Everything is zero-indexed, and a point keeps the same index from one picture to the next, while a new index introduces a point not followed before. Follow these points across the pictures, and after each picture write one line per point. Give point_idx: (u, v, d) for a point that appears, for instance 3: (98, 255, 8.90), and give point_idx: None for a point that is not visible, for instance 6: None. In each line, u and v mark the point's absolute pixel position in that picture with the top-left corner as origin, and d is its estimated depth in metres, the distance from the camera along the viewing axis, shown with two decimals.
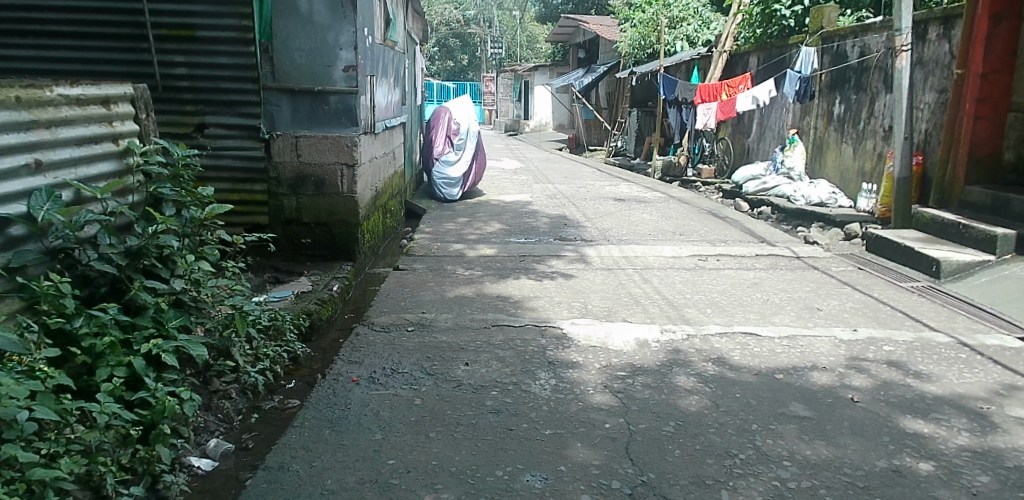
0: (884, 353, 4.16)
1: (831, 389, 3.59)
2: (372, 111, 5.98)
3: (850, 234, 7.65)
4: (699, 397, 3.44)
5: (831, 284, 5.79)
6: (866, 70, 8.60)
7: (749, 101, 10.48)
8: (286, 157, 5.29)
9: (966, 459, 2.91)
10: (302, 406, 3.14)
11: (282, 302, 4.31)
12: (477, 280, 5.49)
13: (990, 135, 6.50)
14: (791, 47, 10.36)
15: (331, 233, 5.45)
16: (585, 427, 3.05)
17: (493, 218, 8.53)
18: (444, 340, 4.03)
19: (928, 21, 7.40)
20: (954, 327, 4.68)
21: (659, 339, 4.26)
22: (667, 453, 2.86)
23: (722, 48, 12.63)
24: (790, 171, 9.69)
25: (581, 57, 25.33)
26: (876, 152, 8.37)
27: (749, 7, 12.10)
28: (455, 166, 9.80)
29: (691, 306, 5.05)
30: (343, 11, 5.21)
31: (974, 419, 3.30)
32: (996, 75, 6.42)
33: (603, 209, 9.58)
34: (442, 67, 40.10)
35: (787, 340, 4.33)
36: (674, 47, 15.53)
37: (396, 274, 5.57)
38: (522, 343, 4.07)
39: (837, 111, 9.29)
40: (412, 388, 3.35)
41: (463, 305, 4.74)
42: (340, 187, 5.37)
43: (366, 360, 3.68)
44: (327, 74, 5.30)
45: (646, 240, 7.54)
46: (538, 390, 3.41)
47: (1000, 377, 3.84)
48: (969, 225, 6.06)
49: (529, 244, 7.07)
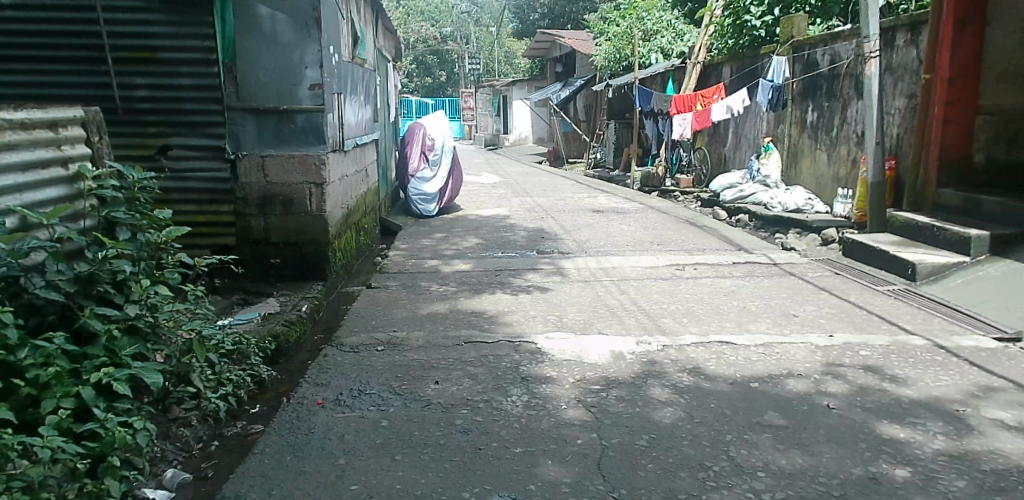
0: (860, 358, 4.16)
1: (806, 396, 3.58)
2: (340, 129, 5.93)
3: (827, 240, 7.69)
4: (674, 409, 3.41)
5: (807, 290, 5.81)
6: (836, 78, 8.71)
7: (723, 111, 10.54)
8: (253, 178, 5.23)
9: (943, 464, 2.90)
10: (265, 431, 3.07)
11: (248, 325, 4.23)
12: (451, 296, 5.43)
13: (959, 137, 6.62)
14: (762, 56, 10.45)
15: (301, 252, 5.37)
16: (557, 443, 3.01)
17: (469, 233, 8.48)
18: (415, 358, 3.97)
19: (895, 28, 7.52)
20: (929, 330, 4.70)
21: (634, 351, 4.23)
22: (640, 467, 2.82)
23: (696, 59, 12.74)
24: (766, 178, 9.77)
25: (559, 71, 25.46)
26: (850, 158, 8.46)
27: (721, 19, 12.32)
28: (431, 182, 9.76)
29: (667, 316, 5.02)
30: (307, 30, 5.19)
31: (951, 422, 3.30)
32: (959, 80, 6.52)
33: (581, 221, 9.57)
34: (420, 83, 40.13)
35: (762, 348, 4.32)
36: (648, 59, 15.62)
37: (369, 292, 5.50)
38: (495, 359, 4.02)
39: (809, 119, 9.39)
40: (380, 409, 3.29)
41: (437, 322, 4.68)
42: (309, 206, 5.31)
43: (333, 381, 3.61)
44: (293, 92, 5.24)
45: (622, 251, 7.53)
46: (510, 407, 3.37)
47: (976, 378, 3.86)
48: (943, 227, 6.11)
49: (505, 258, 7.03)
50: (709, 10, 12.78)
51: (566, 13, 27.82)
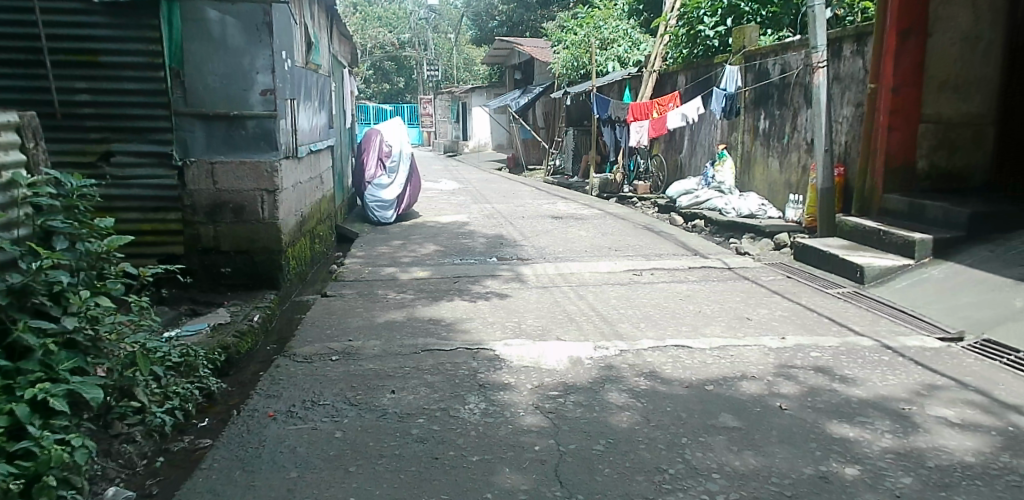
0: (811, 359, 4.25)
1: (759, 398, 3.64)
2: (294, 136, 5.84)
3: (779, 244, 7.86)
4: (631, 413, 3.42)
5: (760, 293, 5.92)
6: (787, 86, 8.93)
7: (678, 119, 10.69)
8: (202, 184, 5.10)
9: (890, 461, 2.98)
10: (213, 446, 2.99)
11: (196, 337, 4.11)
12: (409, 304, 5.38)
13: (904, 144, 6.76)
14: (715, 66, 10.65)
15: (252, 261, 5.26)
16: (514, 451, 2.99)
17: (428, 240, 8.42)
18: (370, 367, 3.92)
19: (842, 39, 7.75)
20: (877, 331, 4.83)
21: (592, 356, 4.24)
22: (597, 472, 2.82)
23: (652, 68, 12.89)
24: (720, 185, 9.95)
25: (517, 78, 25.58)
26: (800, 165, 8.67)
27: (675, 29, 12.57)
28: (388, 189, 9.65)
29: (624, 321, 5.06)
30: (258, 35, 5.10)
31: (897, 420, 3.39)
32: (906, 89, 6.68)
33: (540, 227, 9.59)
34: (378, 89, 39.84)
35: (717, 351, 4.38)
36: (605, 68, 15.77)
37: (324, 300, 5.40)
38: (453, 367, 3.99)
39: (761, 126, 9.61)
40: (333, 420, 3.23)
41: (393, 331, 4.62)
42: (261, 213, 5.21)
43: (285, 393, 3.53)
44: (244, 98, 5.14)
45: (581, 256, 7.57)
46: (467, 415, 3.34)
47: (921, 377, 3.97)
48: (889, 231, 6.30)
49: (464, 265, 7.00)
50: (664, 20, 13.01)
51: (524, 21, 27.95)
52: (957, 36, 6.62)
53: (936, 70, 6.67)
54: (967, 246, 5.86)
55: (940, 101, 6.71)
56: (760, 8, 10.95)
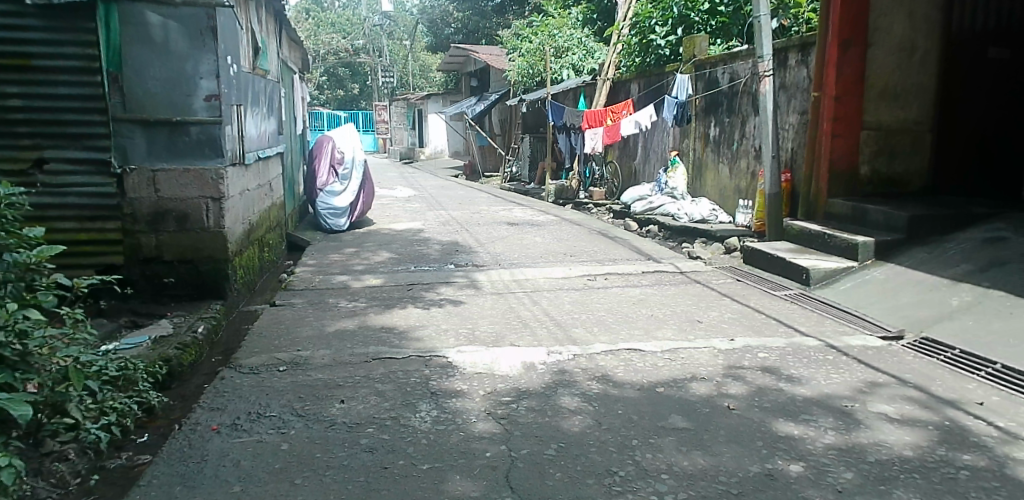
0: (759, 360, 4.35)
1: (708, 399, 3.70)
2: (240, 142, 5.71)
3: (730, 248, 8.02)
4: (583, 417, 3.44)
5: (710, 296, 6.03)
6: (735, 94, 9.14)
7: (632, 126, 10.78)
8: (142, 192, 4.95)
9: (833, 457, 3.06)
10: (153, 461, 2.90)
11: (136, 350, 3.99)
12: (360, 312, 5.31)
13: (847, 151, 6.98)
14: (667, 74, 10.82)
15: (197, 270, 5.13)
16: (465, 457, 2.97)
17: (382, 247, 8.34)
18: (319, 377, 3.85)
19: (787, 49, 7.98)
20: (822, 331, 4.97)
21: (545, 362, 4.25)
22: (548, 477, 2.83)
23: (605, 76, 13.01)
24: (673, 190, 10.12)
25: (473, 86, 25.57)
26: (749, 171, 8.89)
27: (628, 38, 12.75)
28: (341, 196, 9.51)
29: (578, 326, 5.09)
30: (201, 39, 4.99)
31: (840, 417, 3.48)
32: (848, 98, 6.89)
33: (495, 234, 9.58)
34: (331, 95, 39.36)
35: (668, 354, 4.44)
36: (561, 75, 15.99)
37: (272, 310, 5.29)
38: (404, 375, 3.95)
39: (712, 134, 9.81)
40: (279, 432, 3.16)
41: (344, 340, 4.55)
42: (205, 222, 5.08)
43: (230, 405, 3.45)
44: (187, 104, 5.03)
45: (537, 262, 7.59)
46: (418, 424, 3.31)
47: (863, 375, 4.10)
48: (833, 234, 6.48)
49: (418, 272, 6.94)
50: (617, 29, 13.19)
51: (480, 29, 27.97)
52: (895, 47, 6.88)
53: (875, 79, 6.90)
54: (906, 248, 6.08)
55: (880, 109, 6.95)
56: (709, 18, 11.33)
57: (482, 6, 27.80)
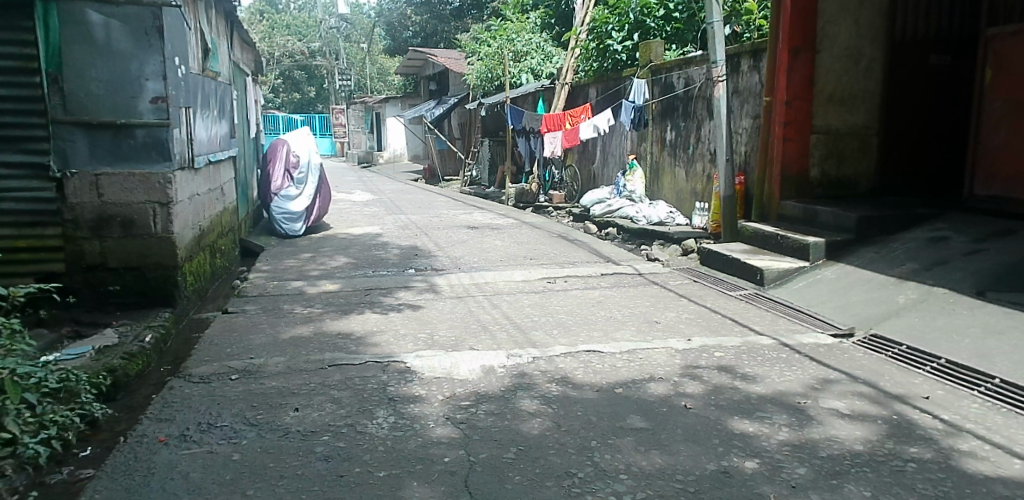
0: (715, 359, 4.40)
1: (666, 398, 3.73)
2: (190, 145, 5.57)
3: (687, 250, 8.14)
4: (542, 420, 3.43)
5: (668, 297, 6.10)
6: (690, 99, 9.28)
7: (590, 130, 10.85)
8: (85, 197, 4.79)
9: (786, 453, 3.11)
10: (97, 475, 2.80)
11: (79, 360, 3.85)
12: (316, 318, 5.21)
13: (798, 154, 7.13)
14: (624, 79, 10.92)
15: (144, 277, 4.97)
16: (423, 463, 2.93)
17: (338, 252, 8.22)
18: (273, 385, 3.77)
19: (739, 55, 8.13)
20: (776, 329, 5.07)
21: (505, 365, 4.23)
22: (507, 480, 2.81)
23: (564, 80, 13.08)
24: (631, 194, 10.25)
25: (432, 89, 25.42)
26: (705, 174, 9.04)
27: (586, 42, 12.85)
28: (296, 201, 9.35)
29: (537, 329, 5.09)
30: (147, 39, 4.87)
31: (793, 414, 3.55)
32: (798, 102, 7.05)
33: (455, 237, 9.54)
34: (287, 98, 38.74)
35: (626, 355, 4.47)
36: (520, 80, 15.96)
37: (225, 317, 5.16)
38: (361, 381, 3.88)
39: (668, 137, 9.94)
40: (231, 443, 3.07)
41: (299, 347, 4.46)
42: (153, 228, 4.93)
43: (178, 416, 3.34)
44: (132, 106, 4.88)
45: (496, 266, 7.57)
46: (374, 430, 3.25)
47: (815, 372, 4.19)
48: (785, 235, 6.62)
49: (376, 277, 6.86)
50: (574, 34, 13.27)
51: (438, 32, 27.88)
52: (843, 53, 7.08)
53: (825, 85, 7.09)
54: (854, 248, 6.25)
55: (829, 114, 7.14)
56: (664, 24, 11.52)
57: (440, 10, 27.77)
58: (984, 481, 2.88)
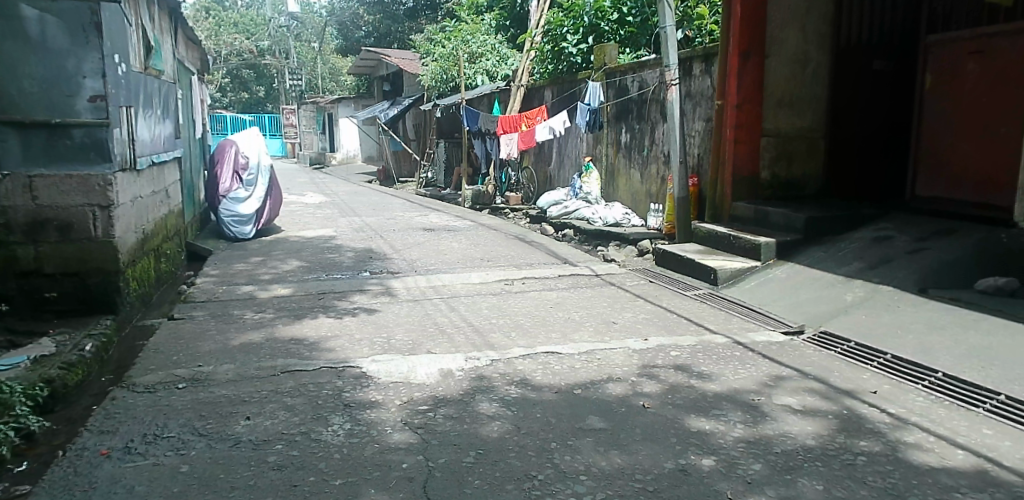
0: (671, 358, 4.44)
1: (624, 398, 3.74)
2: (132, 146, 5.36)
3: (642, 251, 8.22)
4: (501, 422, 3.40)
5: (625, 298, 6.14)
6: (644, 102, 9.38)
7: (546, 132, 10.87)
8: (18, 200, 4.59)
9: (742, 450, 3.15)
10: (33, 492, 2.67)
11: (13, 372, 3.67)
12: (268, 324, 5.08)
13: (749, 157, 7.27)
14: (579, 81, 10.98)
15: (84, 284, 4.77)
16: (380, 470, 2.87)
17: (291, 256, 8.04)
18: (223, 394, 3.65)
19: (691, 59, 8.26)
20: (730, 328, 5.14)
21: (463, 368, 4.19)
22: (466, 485, 2.77)
23: (519, 82, 13.07)
24: (587, 195, 10.31)
25: (386, 90, 25.13)
26: (659, 176, 9.15)
27: (541, 45, 12.89)
28: (246, 203, 9.13)
29: (496, 331, 5.05)
30: (84, 36, 4.68)
31: (748, 411, 3.60)
32: (748, 106, 7.19)
33: (411, 240, 9.44)
34: (235, 98, 37.88)
35: (585, 355, 4.48)
36: (475, 81, 15.93)
37: (171, 324, 4.99)
38: (316, 387, 3.79)
39: (623, 139, 10.03)
40: (178, 454, 2.96)
41: (250, 353, 4.34)
42: (93, 232, 4.73)
43: (122, 427, 3.21)
44: (68, 104, 4.68)
45: (453, 268, 7.51)
46: (330, 438, 3.18)
47: (768, 369, 4.25)
48: (738, 236, 6.73)
49: (329, 281, 6.72)
50: (530, 37, 13.28)
51: (392, 32, 27.58)
52: (790, 58, 7.26)
53: (774, 89, 7.26)
54: (804, 248, 6.40)
55: (778, 116, 7.31)
56: (618, 28, 11.63)
57: (394, 10, 27.51)
58: (930, 471, 2.96)
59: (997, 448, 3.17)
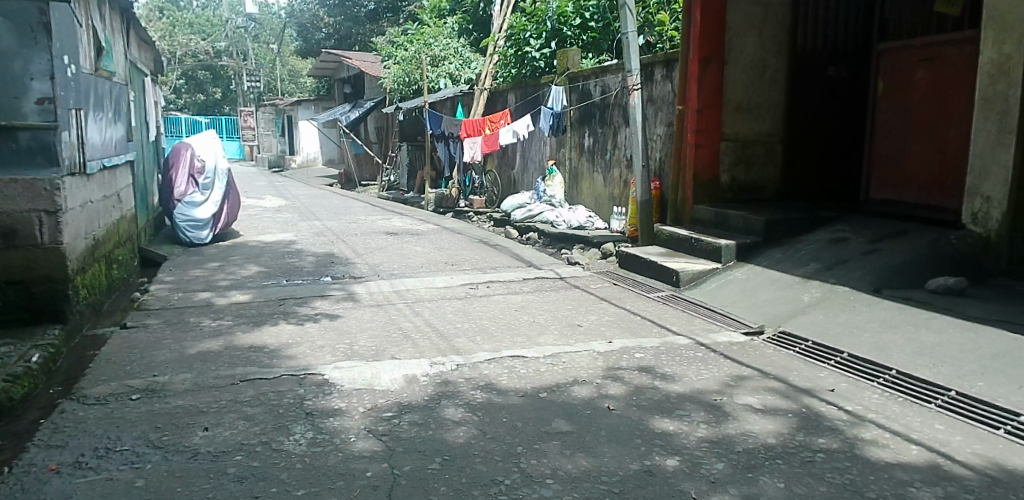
0: (636, 360, 4.47)
1: (590, 401, 3.75)
2: (81, 150, 5.20)
3: (606, 254, 8.28)
4: (467, 428, 3.37)
5: (589, 300, 6.17)
6: (607, 106, 9.46)
7: (510, 135, 10.85)
8: None
9: (705, 450, 3.18)
10: None
11: None
12: (226, 332, 4.96)
13: (709, 161, 7.37)
14: (542, 86, 11.02)
15: (30, 293, 4.59)
16: (344, 479, 2.82)
17: (249, 261, 7.89)
18: (179, 405, 3.54)
19: (653, 64, 8.35)
20: (693, 329, 5.21)
21: (428, 373, 4.15)
22: (432, 492, 2.74)
23: (482, 86, 13.03)
24: (551, 198, 10.34)
25: (347, 92, 24.85)
26: (622, 179, 9.23)
27: (504, 49, 12.91)
28: (202, 208, 8.92)
29: (460, 336, 5.02)
30: (32, 37, 4.58)
31: (711, 411, 3.64)
32: (709, 111, 7.29)
33: (374, 244, 9.36)
34: (190, 99, 37.05)
35: (550, 358, 4.48)
36: (438, 84, 15.81)
37: (124, 332, 4.83)
38: (276, 396, 3.71)
39: (586, 143, 10.08)
40: (133, 467, 2.87)
41: (207, 362, 4.23)
42: (38, 238, 4.56)
43: (72, 441, 3.09)
44: (15, 106, 4.55)
45: (416, 273, 7.45)
46: (292, 447, 3.11)
47: (730, 369, 4.31)
48: (699, 238, 6.82)
49: (290, 286, 6.60)
50: (493, 41, 13.26)
51: (352, 34, 27.31)
52: (749, 64, 7.40)
53: (733, 95, 7.38)
54: (763, 250, 6.51)
55: (737, 121, 7.43)
56: (580, 33, 11.70)
57: (354, 12, 27.23)
58: (886, 467, 3.03)
59: (949, 443, 3.26)
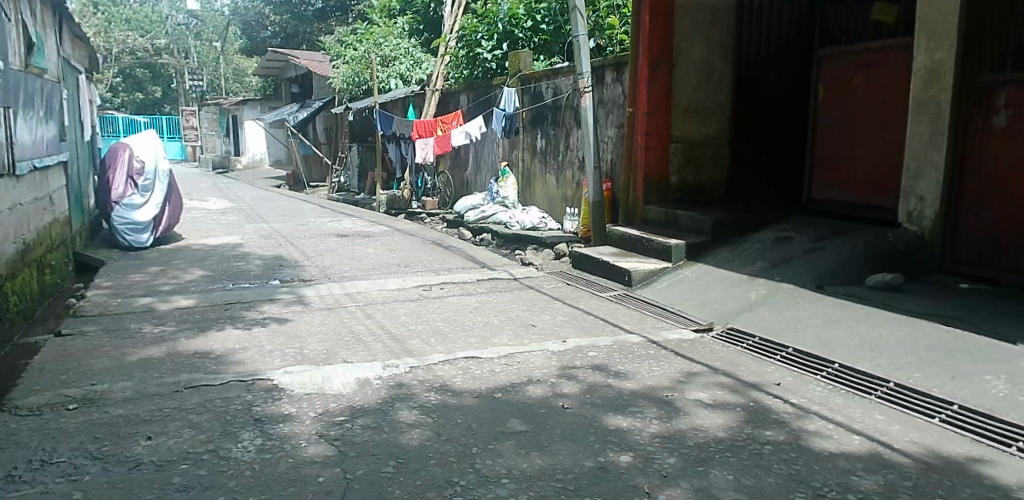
0: (589, 359, 4.50)
1: (544, 400, 3.76)
2: (10, 149, 4.98)
3: (559, 254, 8.33)
4: (421, 430, 3.34)
5: (542, 300, 6.19)
6: (559, 108, 9.52)
7: (463, 136, 10.86)
8: None
9: (658, 445, 3.22)
10: None
11: None
12: (169, 338, 4.80)
13: (659, 162, 7.49)
14: (494, 87, 11.02)
15: None
16: (295, 485, 2.76)
17: (193, 265, 7.66)
18: (119, 414, 3.41)
19: (603, 67, 8.44)
20: (644, 327, 5.28)
21: (381, 376, 4.10)
22: (386, 495, 2.71)
23: (433, 87, 12.96)
24: (504, 200, 10.35)
25: (295, 92, 24.38)
26: (574, 180, 9.30)
27: (455, 50, 12.86)
28: (142, 210, 8.63)
29: (414, 338, 4.97)
30: None
31: (662, 407, 3.69)
32: (658, 113, 7.41)
33: (325, 246, 9.21)
34: (128, 98, 35.76)
35: (505, 359, 4.47)
36: (388, 84, 15.67)
37: (58, 341, 4.63)
38: (223, 403, 3.61)
39: (538, 145, 10.12)
40: (70, 480, 2.75)
41: (149, 370, 4.08)
42: None
43: (1, 454, 2.94)
44: None
45: (368, 275, 7.36)
46: (240, 454, 3.03)
47: (681, 366, 4.38)
48: (650, 238, 6.92)
49: (236, 290, 6.44)
50: (444, 41, 13.20)
51: (300, 33, 26.83)
52: (695, 68, 7.57)
53: (681, 98, 7.53)
54: (712, 249, 6.65)
55: (685, 124, 7.58)
56: (531, 35, 11.75)
57: (302, 10, 26.76)
58: (830, 457, 3.12)
59: (889, 432, 3.38)
